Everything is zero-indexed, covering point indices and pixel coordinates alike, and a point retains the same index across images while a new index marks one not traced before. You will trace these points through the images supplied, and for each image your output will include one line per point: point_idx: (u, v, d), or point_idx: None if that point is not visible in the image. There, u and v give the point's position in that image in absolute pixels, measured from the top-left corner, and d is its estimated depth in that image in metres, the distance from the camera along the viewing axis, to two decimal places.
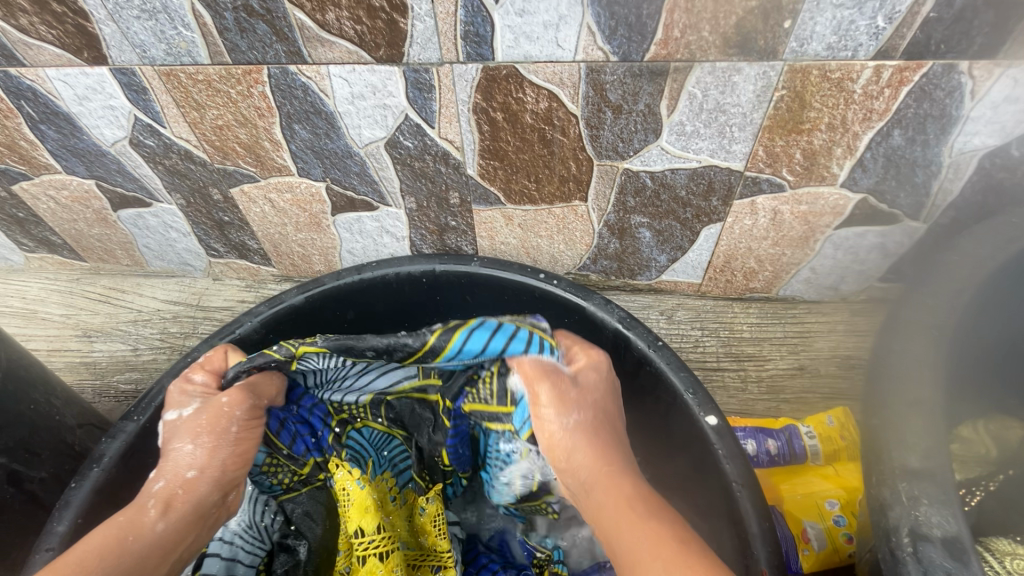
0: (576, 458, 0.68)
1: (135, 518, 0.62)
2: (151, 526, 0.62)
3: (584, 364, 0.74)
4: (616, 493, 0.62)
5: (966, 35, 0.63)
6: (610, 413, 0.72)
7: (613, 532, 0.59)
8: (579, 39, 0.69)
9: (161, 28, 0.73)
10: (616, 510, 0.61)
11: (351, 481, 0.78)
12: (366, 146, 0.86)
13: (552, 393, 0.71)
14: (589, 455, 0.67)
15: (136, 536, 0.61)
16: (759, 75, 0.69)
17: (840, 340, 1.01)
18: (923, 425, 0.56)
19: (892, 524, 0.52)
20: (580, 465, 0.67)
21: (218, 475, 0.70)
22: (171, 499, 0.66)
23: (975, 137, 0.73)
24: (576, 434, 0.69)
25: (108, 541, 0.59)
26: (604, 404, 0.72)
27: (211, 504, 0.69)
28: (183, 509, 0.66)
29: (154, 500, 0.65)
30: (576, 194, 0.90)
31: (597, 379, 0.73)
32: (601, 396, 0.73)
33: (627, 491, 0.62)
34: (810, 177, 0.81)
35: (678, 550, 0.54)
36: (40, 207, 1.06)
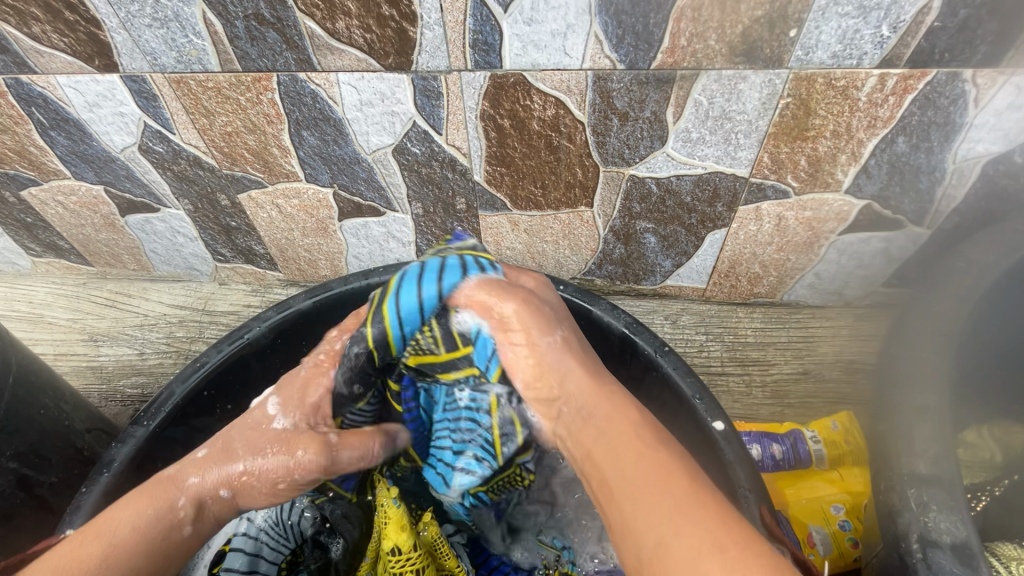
0: (567, 383, 0.61)
1: (166, 518, 0.56)
2: (180, 530, 0.57)
3: (542, 287, 0.73)
4: (616, 418, 0.56)
5: (970, 44, 0.64)
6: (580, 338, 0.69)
7: (611, 460, 0.53)
8: (586, 47, 0.70)
9: (172, 37, 0.74)
10: (615, 436, 0.54)
11: (386, 498, 0.70)
12: (374, 153, 0.87)
13: (519, 311, 0.65)
14: (578, 378, 0.61)
15: (162, 539, 0.56)
16: (765, 83, 0.70)
17: (845, 345, 1.02)
18: (932, 430, 0.57)
19: (902, 530, 0.52)
20: (569, 391, 0.61)
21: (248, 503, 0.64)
22: (203, 503, 0.59)
23: (978, 144, 0.74)
24: (562, 352, 0.64)
25: (135, 539, 0.54)
26: (573, 327, 0.70)
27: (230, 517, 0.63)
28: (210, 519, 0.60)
29: (188, 503, 0.58)
30: (582, 200, 0.90)
31: (557, 301, 0.72)
32: (568, 320, 0.70)
33: (630, 417, 0.56)
34: (815, 183, 0.82)
35: (687, 481, 0.49)
36: (48, 212, 1.07)
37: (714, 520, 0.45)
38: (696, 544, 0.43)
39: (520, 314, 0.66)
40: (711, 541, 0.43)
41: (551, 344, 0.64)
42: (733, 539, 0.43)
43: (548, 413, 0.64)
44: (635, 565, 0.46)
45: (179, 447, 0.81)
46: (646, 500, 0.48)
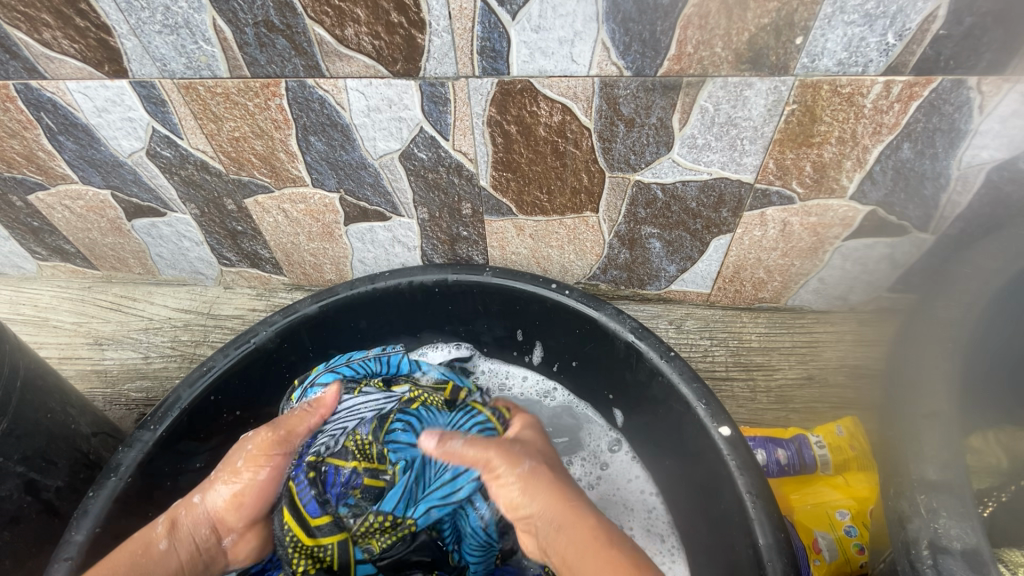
0: (539, 503, 0.67)
1: (147, 535, 0.67)
2: (157, 544, 0.67)
3: (520, 424, 0.79)
4: (586, 534, 0.63)
5: (975, 51, 0.64)
6: (556, 462, 0.74)
7: (580, 573, 0.61)
8: (593, 55, 0.70)
9: (181, 43, 0.75)
10: (585, 550, 0.62)
11: None
12: (380, 158, 0.87)
13: (497, 449, 0.71)
14: (552, 497, 0.67)
15: (145, 552, 0.66)
16: (770, 90, 0.71)
17: (849, 351, 1.02)
18: (940, 437, 0.57)
19: (911, 536, 0.52)
20: (545, 510, 0.66)
21: (219, 512, 0.72)
22: (179, 519, 0.70)
23: (983, 151, 0.74)
24: (535, 477, 0.68)
25: (122, 556, 0.64)
26: (547, 448, 0.75)
27: (209, 536, 0.71)
28: (184, 536, 0.69)
29: (164, 519, 0.69)
30: (587, 205, 0.90)
31: (533, 432, 0.78)
32: (545, 449, 0.75)
33: (595, 527, 0.64)
34: (820, 189, 0.82)
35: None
36: (55, 217, 1.07)
37: None
38: None
39: (495, 444, 0.71)
40: None
41: (525, 474, 0.69)
42: None
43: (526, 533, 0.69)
44: None
45: (186, 452, 0.81)
46: None
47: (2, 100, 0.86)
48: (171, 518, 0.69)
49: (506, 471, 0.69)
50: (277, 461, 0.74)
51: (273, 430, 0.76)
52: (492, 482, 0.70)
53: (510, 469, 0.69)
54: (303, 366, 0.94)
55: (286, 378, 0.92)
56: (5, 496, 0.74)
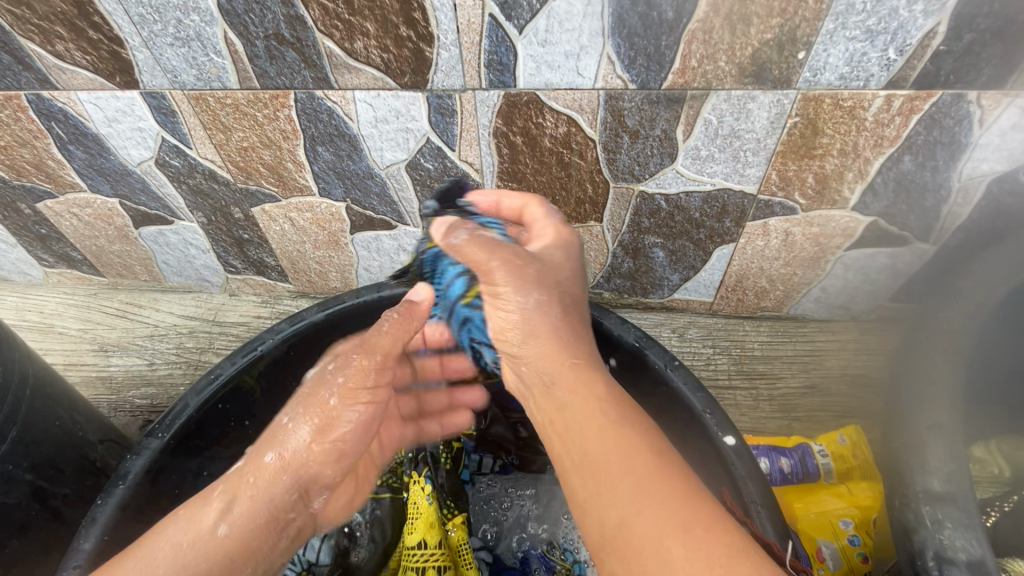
0: (533, 343, 0.57)
1: (200, 519, 0.55)
2: (214, 532, 0.54)
3: (548, 241, 0.64)
4: (585, 389, 0.52)
5: (974, 67, 0.66)
6: (573, 295, 0.61)
7: (570, 426, 0.50)
8: (599, 68, 0.71)
9: (193, 55, 0.76)
10: (581, 409, 0.50)
11: (420, 496, 0.79)
12: (387, 168, 0.88)
13: (507, 271, 0.58)
14: (548, 342, 0.56)
15: (201, 542, 0.53)
16: (773, 103, 0.72)
17: (851, 359, 1.02)
18: (945, 448, 0.57)
19: (917, 547, 0.53)
20: (538, 355, 0.56)
21: (302, 476, 0.60)
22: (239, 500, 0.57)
23: (983, 163, 0.75)
24: (540, 309, 0.57)
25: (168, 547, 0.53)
26: (572, 278, 0.62)
27: (291, 506, 0.60)
28: (258, 513, 0.57)
29: (220, 498, 0.56)
30: (591, 215, 0.91)
31: (561, 257, 0.62)
32: (564, 279, 0.61)
33: (597, 389, 0.52)
34: (822, 200, 0.83)
35: (652, 461, 0.45)
36: (63, 224, 1.08)
37: (674, 499, 0.42)
38: (661, 535, 0.40)
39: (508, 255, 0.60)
40: (673, 524, 0.41)
41: (529, 305, 0.57)
42: (699, 519, 0.41)
43: (513, 367, 0.61)
44: (594, 538, 0.44)
45: (192, 459, 0.81)
46: (608, 480, 0.45)
47: (14, 110, 0.87)
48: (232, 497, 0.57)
49: (509, 296, 0.58)
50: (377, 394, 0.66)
51: (369, 354, 0.65)
52: (494, 305, 0.60)
53: (514, 296, 0.57)
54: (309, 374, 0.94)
55: (293, 385, 0.92)
56: (13, 504, 0.74)
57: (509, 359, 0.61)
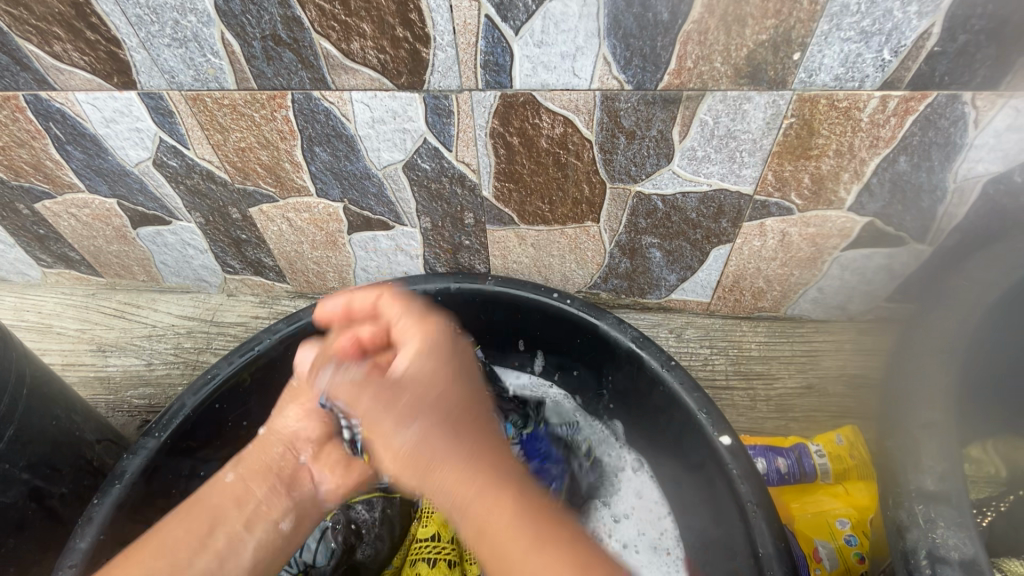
0: (432, 479, 0.46)
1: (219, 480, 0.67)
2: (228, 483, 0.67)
3: (415, 348, 0.56)
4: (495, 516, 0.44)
5: (969, 67, 0.66)
6: (466, 397, 0.51)
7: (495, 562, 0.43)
8: (595, 69, 0.71)
9: (190, 56, 0.76)
10: (497, 540, 0.43)
11: None
12: (384, 168, 0.88)
13: (377, 403, 0.50)
14: (447, 473, 0.46)
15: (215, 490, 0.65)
16: (769, 103, 0.72)
17: (848, 360, 1.02)
18: (937, 447, 0.58)
19: (909, 546, 0.53)
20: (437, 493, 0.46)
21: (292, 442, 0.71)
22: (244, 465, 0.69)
23: (979, 163, 0.76)
24: (426, 436, 0.47)
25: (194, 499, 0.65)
26: (455, 375, 0.53)
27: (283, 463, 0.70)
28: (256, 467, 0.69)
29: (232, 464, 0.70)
30: (588, 215, 0.92)
31: (432, 356, 0.54)
32: (443, 384, 0.51)
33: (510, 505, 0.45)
34: (818, 201, 0.83)
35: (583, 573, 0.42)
36: (61, 224, 1.08)
37: None
38: None
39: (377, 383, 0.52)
40: None
41: (417, 433, 0.47)
42: None
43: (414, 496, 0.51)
44: None
45: (189, 459, 0.81)
46: None
47: (12, 111, 0.87)
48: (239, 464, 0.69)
49: (391, 429, 0.48)
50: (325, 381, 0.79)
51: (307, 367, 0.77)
52: (376, 442, 0.50)
53: (395, 430, 0.48)
54: None
55: (290, 386, 0.93)
56: (9, 503, 0.74)
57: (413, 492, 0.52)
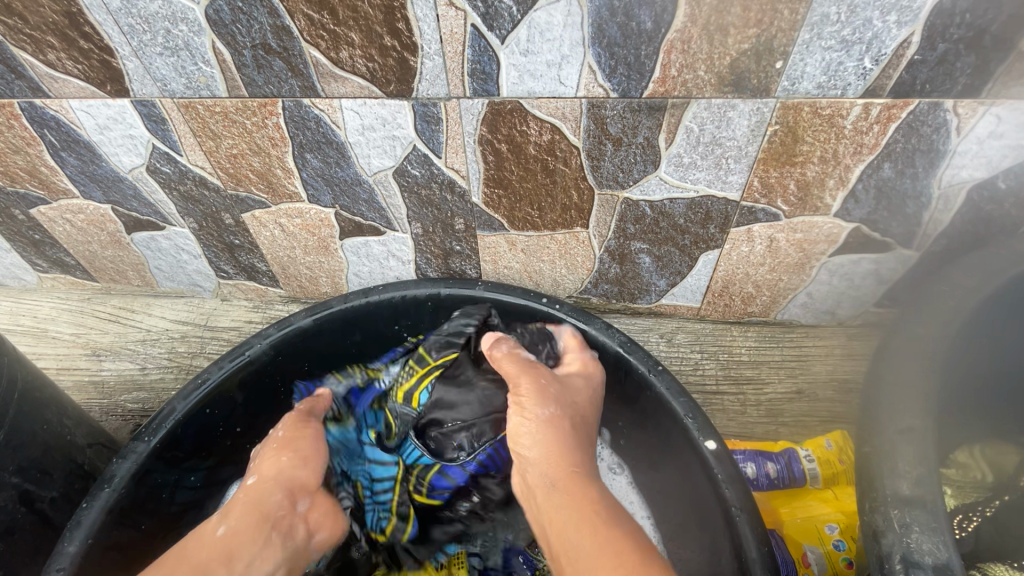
0: (533, 448, 0.66)
1: (204, 534, 0.64)
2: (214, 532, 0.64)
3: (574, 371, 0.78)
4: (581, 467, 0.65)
5: (949, 76, 0.66)
6: (585, 418, 0.72)
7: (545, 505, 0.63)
8: (580, 77, 0.72)
9: (182, 64, 0.77)
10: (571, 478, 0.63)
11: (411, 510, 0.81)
12: (375, 174, 0.89)
13: (531, 386, 0.71)
14: (555, 444, 0.66)
15: (201, 541, 0.63)
16: (753, 111, 0.73)
17: (839, 364, 1.03)
18: (915, 452, 0.58)
19: (885, 551, 0.54)
20: (540, 454, 0.66)
21: (278, 490, 0.69)
22: (224, 512, 0.66)
23: (962, 170, 0.76)
24: (552, 424, 0.67)
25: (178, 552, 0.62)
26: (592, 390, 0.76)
27: (275, 503, 0.67)
28: (240, 510, 0.66)
29: (217, 512, 0.67)
30: (577, 221, 0.92)
31: (583, 383, 0.76)
32: (579, 399, 0.73)
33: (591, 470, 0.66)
34: (804, 207, 0.84)
35: (605, 514, 0.59)
36: (56, 230, 1.09)
37: (608, 554, 0.55)
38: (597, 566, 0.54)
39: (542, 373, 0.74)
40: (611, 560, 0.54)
41: (542, 416, 0.68)
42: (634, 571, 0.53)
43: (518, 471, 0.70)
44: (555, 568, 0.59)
45: (179, 465, 0.82)
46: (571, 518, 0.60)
47: (6, 118, 0.88)
48: (221, 513, 0.66)
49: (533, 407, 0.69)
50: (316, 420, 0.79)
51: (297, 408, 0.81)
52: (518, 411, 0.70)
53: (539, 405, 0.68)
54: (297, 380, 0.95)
55: (281, 391, 0.93)
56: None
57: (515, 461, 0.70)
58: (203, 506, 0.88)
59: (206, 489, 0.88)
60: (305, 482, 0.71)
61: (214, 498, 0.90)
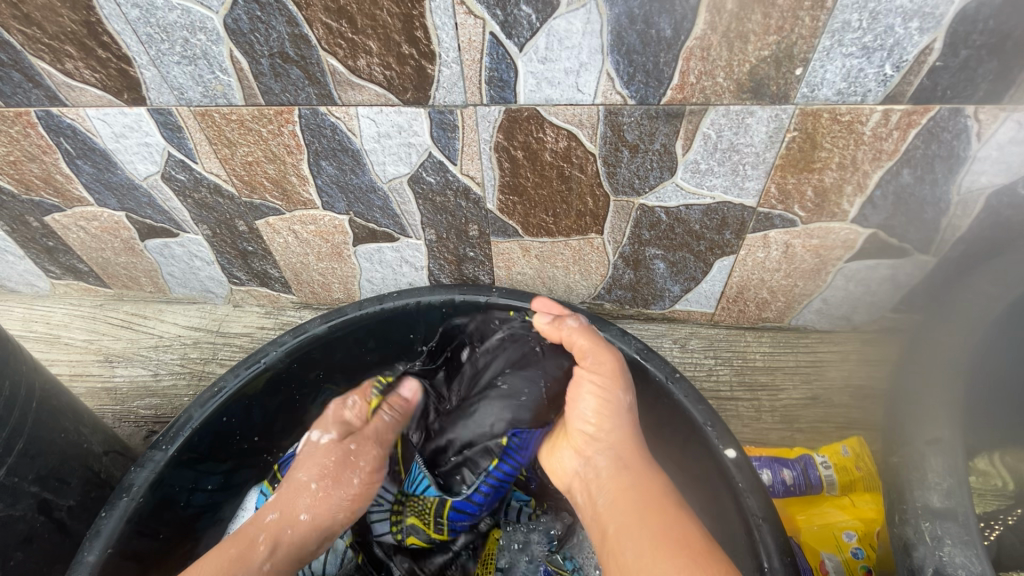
0: (611, 426, 0.72)
1: (244, 552, 0.69)
2: (258, 564, 0.69)
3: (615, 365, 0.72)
4: (645, 478, 0.69)
5: (971, 82, 0.66)
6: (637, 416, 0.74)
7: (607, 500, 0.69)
8: (598, 84, 0.72)
9: (199, 73, 0.77)
10: (639, 492, 0.67)
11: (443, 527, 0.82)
12: (389, 182, 0.89)
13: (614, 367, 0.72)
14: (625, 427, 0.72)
15: (242, 569, 0.67)
16: (772, 117, 0.72)
17: (853, 370, 1.02)
18: (943, 463, 0.58)
19: (917, 563, 0.54)
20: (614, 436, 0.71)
21: (315, 535, 0.74)
22: (273, 540, 0.71)
23: (982, 176, 0.76)
24: (628, 412, 0.73)
25: (223, 565, 0.67)
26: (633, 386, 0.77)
27: (311, 545, 0.74)
28: (285, 549, 0.72)
29: (265, 536, 0.71)
30: (592, 228, 0.92)
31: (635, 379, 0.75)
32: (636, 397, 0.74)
33: (659, 483, 0.68)
34: (821, 213, 0.84)
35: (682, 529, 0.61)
36: (70, 237, 1.09)
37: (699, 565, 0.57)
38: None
39: (600, 359, 0.72)
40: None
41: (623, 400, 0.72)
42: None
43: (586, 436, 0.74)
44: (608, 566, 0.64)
45: (195, 473, 0.81)
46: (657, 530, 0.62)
47: (23, 127, 0.89)
48: (270, 539, 0.71)
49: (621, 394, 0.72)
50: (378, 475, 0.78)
51: (376, 443, 0.78)
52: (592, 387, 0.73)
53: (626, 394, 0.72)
54: (311, 388, 0.95)
55: (296, 398, 0.93)
56: (19, 515, 0.75)
57: (604, 404, 0.72)
58: (219, 509, 0.88)
59: (222, 492, 0.88)
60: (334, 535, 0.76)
61: (231, 503, 0.90)
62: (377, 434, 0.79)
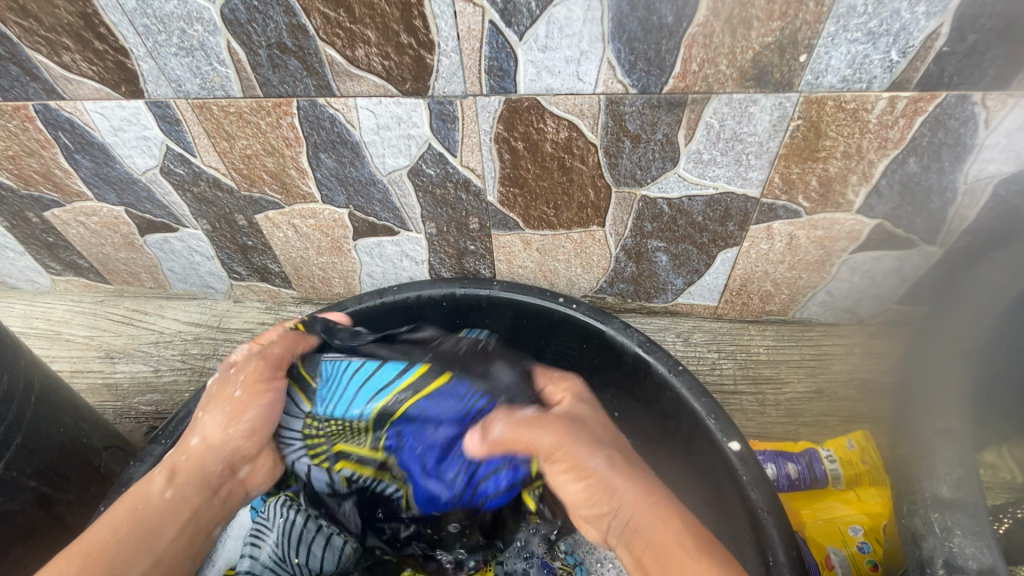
0: (619, 492, 0.60)
1: (145, 490, 0.65)
2: (160, 494, 0.65)
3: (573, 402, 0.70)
4: (662, 526, 0.57)
5: (978, 68, 0.65)
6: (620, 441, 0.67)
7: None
8: (599, 73, 0.71)
9: (196, 65, 0.76)
10: (661, 546, 0.56)
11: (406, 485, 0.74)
12: (389, 174, 0.89)
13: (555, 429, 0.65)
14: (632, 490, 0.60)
15: (146, 505, 0.63)
16: (776, 105, 0.71)
17: (858, 364, 1.01)
18: (953, 454, 0.57)
19: (926, 555, 0.53)
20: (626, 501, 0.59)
21: (217, 457, 0.70)
22: (177, 467, 0.67)
23: (990, 164, 0.75)
24: (613, 465, 0.62)
25: (123, 510, 0.63)
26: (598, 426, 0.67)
27: (219, 472, 0.70)
28: (189, 479, 0.67)
29: (162, 470, 0.67)
30: (593, 219, 0.91)
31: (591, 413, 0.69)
32: (606, 432, 0.67)
33: (676, 527, 0.57)
34: (826, 203, 0.82)
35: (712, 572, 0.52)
36: (70, 232, 1.09)
37: None
38: None
39: (555, 439, 0.64)
40: None
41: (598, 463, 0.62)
42: None
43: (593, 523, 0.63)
44: None
45: None
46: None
47: (21, 121, 0.88)
48: (169, 471, 0.67)
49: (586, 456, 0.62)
50: (275, 385, 0.74)
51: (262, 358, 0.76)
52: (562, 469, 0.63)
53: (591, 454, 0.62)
54: None
55: None
56: (18, 510, 0.75)
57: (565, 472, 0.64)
58: None
59: None
60: (245, 451, 0.71)
61: None
62: (266, 352, 0.77)
